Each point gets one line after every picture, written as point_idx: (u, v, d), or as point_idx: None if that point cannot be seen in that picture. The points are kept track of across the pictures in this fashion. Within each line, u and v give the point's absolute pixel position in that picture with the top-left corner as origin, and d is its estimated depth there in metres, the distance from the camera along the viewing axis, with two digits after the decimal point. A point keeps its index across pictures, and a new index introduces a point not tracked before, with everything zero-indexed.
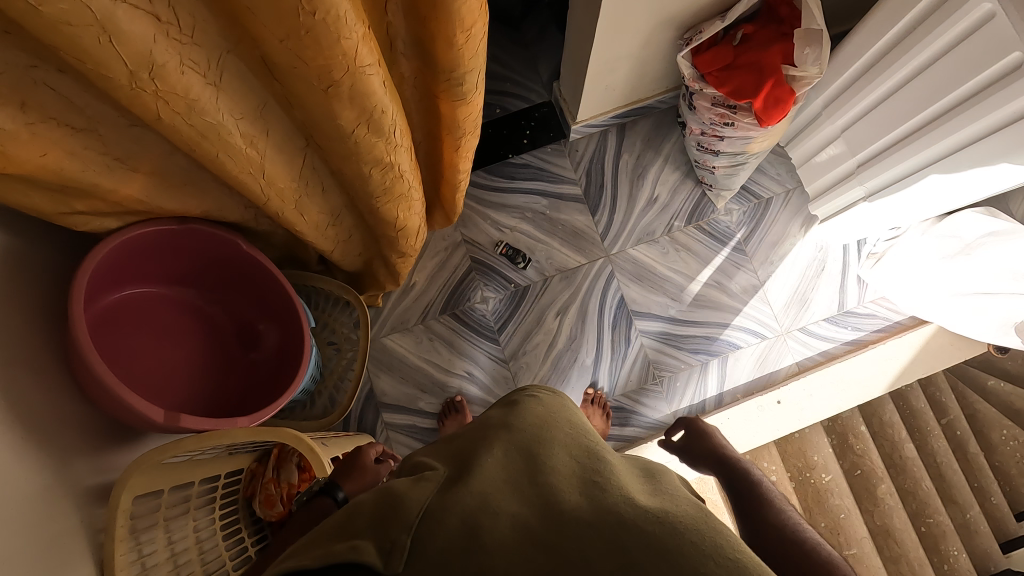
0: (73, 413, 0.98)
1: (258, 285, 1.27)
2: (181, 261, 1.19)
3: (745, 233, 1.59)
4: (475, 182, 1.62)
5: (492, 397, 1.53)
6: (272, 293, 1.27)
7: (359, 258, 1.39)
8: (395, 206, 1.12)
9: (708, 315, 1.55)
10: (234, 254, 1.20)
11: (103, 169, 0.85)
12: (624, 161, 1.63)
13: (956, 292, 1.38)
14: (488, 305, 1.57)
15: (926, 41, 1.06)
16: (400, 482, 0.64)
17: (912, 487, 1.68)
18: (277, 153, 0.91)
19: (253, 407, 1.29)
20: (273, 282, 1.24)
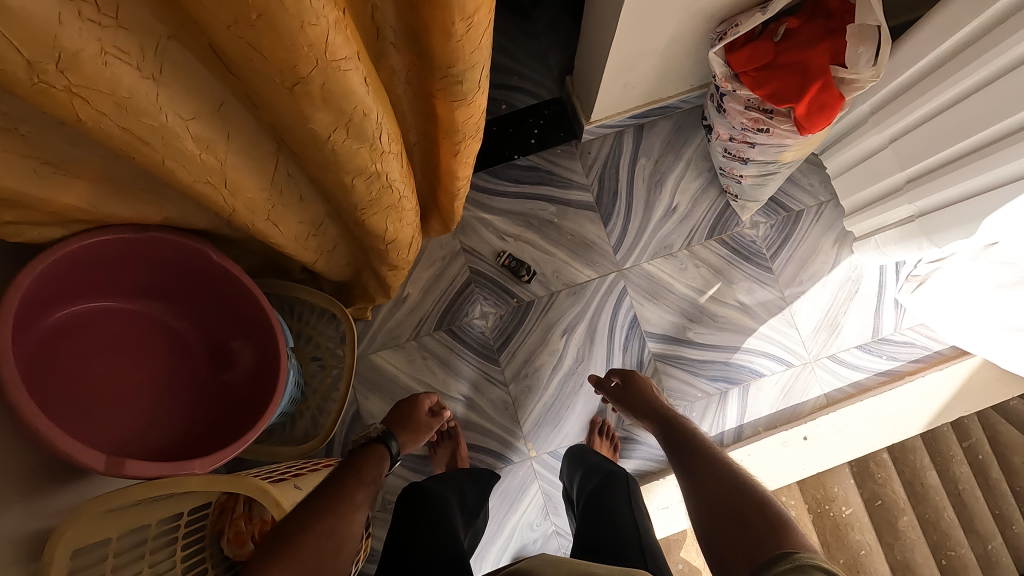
0: (4, 452, 0.85)
1: (231, 298, 1.13)
2: (142, 272, 1.05)
3: (773, 249, 1.45)
4: (477, 185, 1.48)
5: (489, 423, 1.39)
6: (247, 307, 1.13)
7: (346, 268, 1.26)
8: (384, 217, 0.99)
9: (728, 339, 1.41)
10: (203, 265, 1.06)
11: (32, 176, 0.72)
12: (640, 166, 1.49)
13: (1007, 327, 1.18)
14: (487, 321, 1.43)
15: (1001, 47, 0.90)
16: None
17: (933, 517, 1.46)
18: (243, 158, 0.77)
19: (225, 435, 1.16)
20: (248, 296, 1.10)
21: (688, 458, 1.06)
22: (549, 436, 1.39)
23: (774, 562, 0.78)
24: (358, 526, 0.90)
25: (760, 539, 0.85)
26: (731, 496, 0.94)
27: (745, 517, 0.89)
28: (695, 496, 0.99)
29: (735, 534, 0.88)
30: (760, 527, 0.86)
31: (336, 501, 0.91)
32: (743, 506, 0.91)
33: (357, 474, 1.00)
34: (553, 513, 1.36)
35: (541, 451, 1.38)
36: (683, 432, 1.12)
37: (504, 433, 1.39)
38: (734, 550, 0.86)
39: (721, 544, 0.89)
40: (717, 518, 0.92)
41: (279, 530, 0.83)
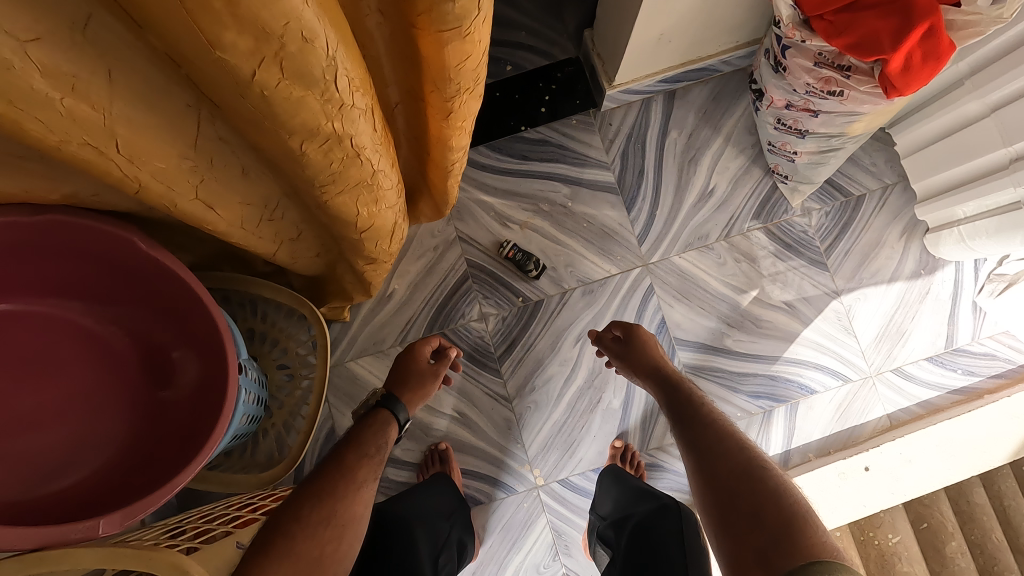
0: None
1: (169, 299, 0.90)
2: (50, 265, 0.82)
3: (829, 241, 1.22)
4: (476, 163, 1.25)
5: (487, 444, 1.17)
6: (189, 310, 0.90)
7: (317, 260, 1.04)
8: (353, 197, 0.75)
9: (774, 348, 1.19)
10: (128, 257, 0.82)
11: None
12: (671, 141, 1.25)
13: None
14: (487, 323, 1.21)
15: None
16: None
17: (980, 539, 1.21)
18: (143, 112, 0.55)
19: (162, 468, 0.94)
20: (189, 297, 0.87)
21: (695, 433, 0.92)
22: (560, 463, 1.17)
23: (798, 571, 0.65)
24: (361, 512, 0.83)
25: (776, 536, 0.71)
26: (743, 483, 0.80)
27: (759, 509, 0.75)
28: (704, 482, 0.85)
29: (747, 529, 0.74)
30: (778, 522, 0.72)
31: (334, 483, 0.83)
32: (757, 495, 0.77)
33: (358, 448, 0.90)
34: (564, 553, 1.15)
35: (550, 480, 1.16)
36: (688, 405, 0.97)
37: (507, 458, 1.17)
38: (747, 548, 0.72)
39: (731, 540, 0.75)
40: (727, 509, 0.79)
41: (273, 522, 0.76)
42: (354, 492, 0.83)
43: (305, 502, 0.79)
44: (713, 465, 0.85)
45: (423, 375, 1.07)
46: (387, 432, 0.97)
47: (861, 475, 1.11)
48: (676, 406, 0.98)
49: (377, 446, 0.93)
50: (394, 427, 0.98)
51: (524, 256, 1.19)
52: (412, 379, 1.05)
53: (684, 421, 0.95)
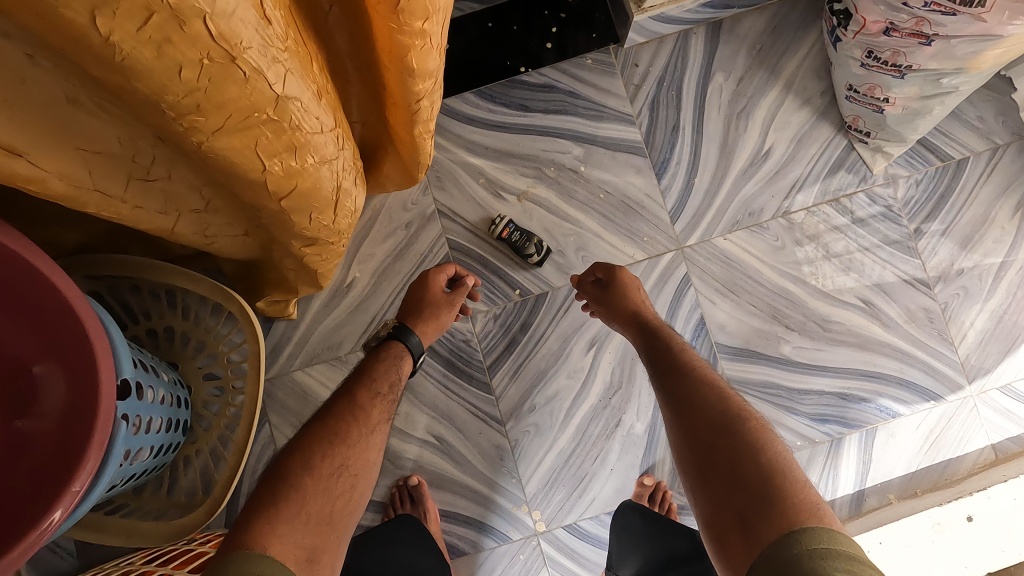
0: None
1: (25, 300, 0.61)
2: None
3: (918, 219, 0.94)
4: (460, 114, 0.96)
5: (472, 479, 0.91)
6: (53, 318, 0.61)
7: (241, 238, 0.77)
8: (250, 141, 0.47)
9: (846, 358, 0.91)
10: None
11: None
12: (716, 89, 0.96)
13: None
14: (474, 323, 0.93)
15: None
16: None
17: None
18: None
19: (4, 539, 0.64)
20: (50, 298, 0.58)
21: (668, 382, 0.74)
22: (566, 504, 0.91)
23: (784, 545, 0.53)
24: (374, 461, 0.70)
25: (758, 497, 0.58)
26: (721, 438, 0.65)
27: (740, 467, 0.62)
28: (678, 434, 0.70)
29: (726, 488, 0.62)
30: (760, 483, 0.60)
31: (345, 429, 0.69)
32: (736, 451, 0.63)
33: (370, 384, 0.75)
34: None
35: (554, 526, 0.90)
36: (664, 347, 0.78)
37: (498, 497, 0.91)
38: (728, 510, 0.60)
39: (707, 499, 0.63)
40: (702, 467, 0.65)
41: (279, 470, 0.63)
42: (367, 438, 0.70)
43: (314, 446, 0.66)
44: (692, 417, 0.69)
45: (438, 306, 0.86)
46: (400, 367, 0.80)
47: (963, 526, 0.83)
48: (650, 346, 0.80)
49: (391, 384, 0.77)
50: (409, 361, 0.81)
51: (522, 236, 0.91)
52: (426, 307, 0.86)
53: (657, 360, 0.78)
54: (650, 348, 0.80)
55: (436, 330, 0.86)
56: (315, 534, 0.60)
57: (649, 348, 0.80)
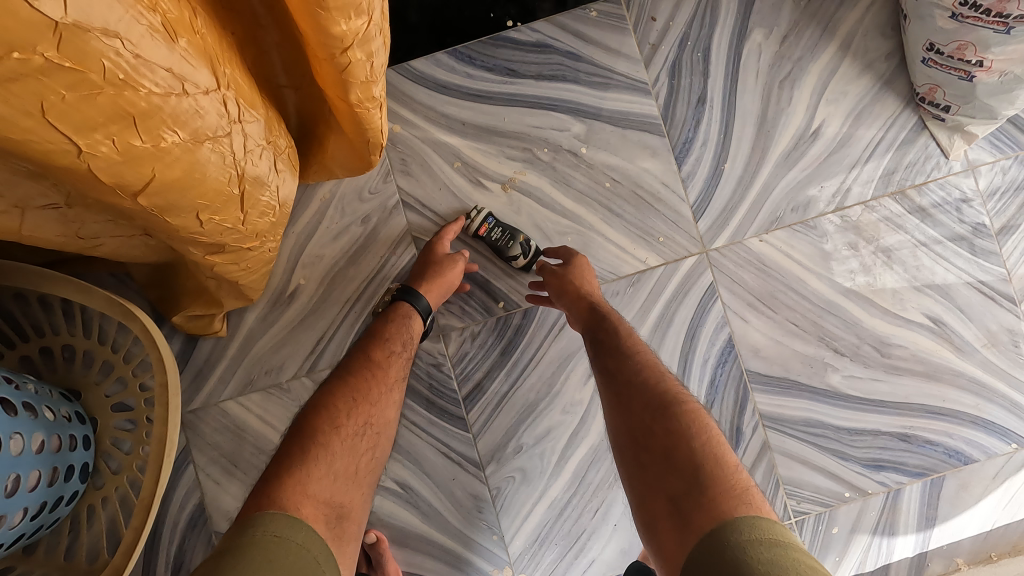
0: None
1: None
2: None
3: (1003, 217, 0.75)
4: (432, 80, 0.77)
5: (442, 536, 0.73)
6: None
7: (136, 236, 0.57)
8: (26, 103, 0.28)
9: (910, 389, 0.73)
10: None
11: None
12: (753, 50, 0.76)
13: None
14: (447, 342, 0.75)
15: None
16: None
17: None
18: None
19: None
20: None
21: (604, 356, 0.60)
22: (559, 566, 0.73)
23: (716, 546, 0.41)
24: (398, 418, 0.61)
25: (693, 484, 0.46)
26: (655, 417, 0.52)
27: (675, 452, 0.49)
28: (609, 412, 0.56)
29: (658, 478, 0.49)
30: (694, 467, 0.47)
31: (371, 383, 0.59)
32: (671, 432, 0.50)
33: (383, 343, 0.63)
34: None
35: None
36: (607, 318, 0.64)
37: (475, 558, 0.73)
38: (658, 505, 0.48)
39: (637, 492, 0.50)
40: (632, 451, 0.52)
41: (302, 424, 0.54)
42: (393, 393, 0.60)
43: (336, 398, 0.57)
44: (627, 394, 0.55)
45: (442, 265, 0.71)
46: (412, 328, 0.67)
47: None
48: (587, 320, 0.64)
49: (405, 342, 0.65)
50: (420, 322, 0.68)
51: (505, 233, 0.73)
52: (430, 267, 0.71)
53: (594, 334, 0.63)
54: (587, 322, 0.64)
55: (444, 290, 0.70)
56: (344, 491, 0.52)
57: (586, 322, 0.64)
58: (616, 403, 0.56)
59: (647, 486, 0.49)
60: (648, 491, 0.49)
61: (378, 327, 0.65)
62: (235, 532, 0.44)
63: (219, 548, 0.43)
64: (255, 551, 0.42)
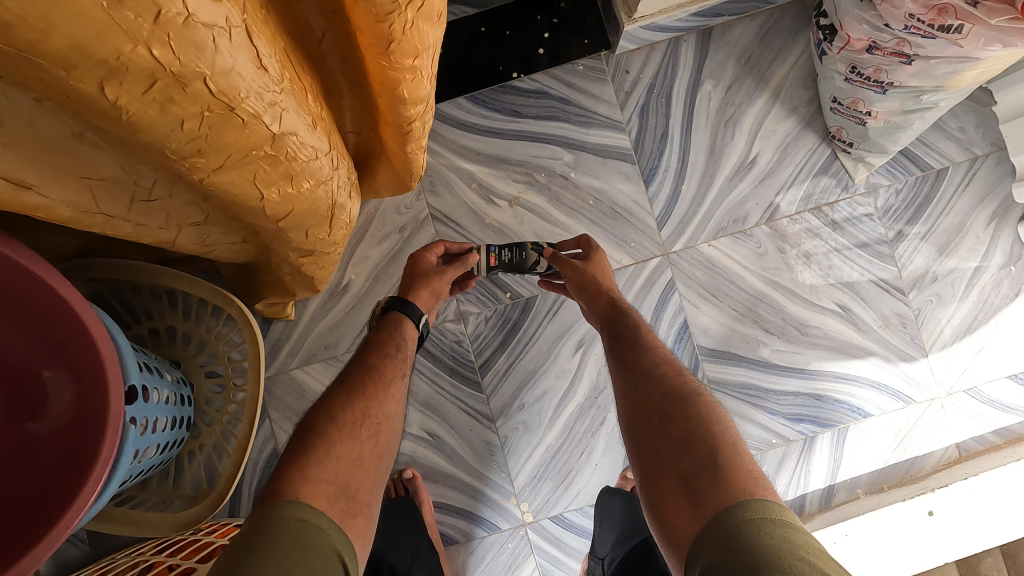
0: None
1: (48, 324, 0.68)
2: None
3: (896, 227, 0.97)
4: (454, 120, 0.98)
5: (464, 475, 0.95)
6: (72, 342, 0.68)
7: (243, 247, 0.78)
8: (246, 175, 0.50)
9: (822, 360, 0.96)
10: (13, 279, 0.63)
11: None
12: (704, 97, 0.98)
13: None
14: (465, 325, 0.97)
15: None
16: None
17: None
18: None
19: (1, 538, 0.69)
20: (77, 326, 0.65)
21: (625, 351, 0.76)
22: (553, 496, 0.95)
23: (730, 516, 0.54)
24: (394, 411, 0.73)
25: (707, 465, 0.60)
26: (675, 408, 0.66)
27: (693, 438, 0.63)
28: (629, 399, 0.71)
29: (677, 458, 0.63)
30: (709, 452, 0.61)
31: (366, 385, 0.72)
32: (689, 420, 0.64)
33: (377, 347, 0.77)
34: None
35: (541, 517, 0.95)
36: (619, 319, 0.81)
37: (487, 488, 0.95)
38: (674, 480, 0.61)
39: (656, 467, 0.64)
40: (655, 434, 0.66)
41: (307, 422, 0.67)
42: (386, 390, 0.72)
43: (334, 401, 0.69)
44: (649, 384, 0.70)
45: (428, 275, 0.86)
46: (403, 332, 0.81)
47: (925, 521, 0.88)
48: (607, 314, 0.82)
49: (397, 344, 0.79)
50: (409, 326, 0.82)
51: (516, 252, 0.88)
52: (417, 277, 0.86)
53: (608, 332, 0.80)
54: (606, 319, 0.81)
55: (429, 298, 0.85)
56: (345, 478, 0.63)
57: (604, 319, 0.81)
58: (639, 393, 0.70)
59: (666, 463, 0.63)
60: (670, 468, 0.63)
61: (375, 339, 0.79)
62: (256, 514, 0.56)
63: (254, 524, 0.55)
64: (271, 524, 0.54)
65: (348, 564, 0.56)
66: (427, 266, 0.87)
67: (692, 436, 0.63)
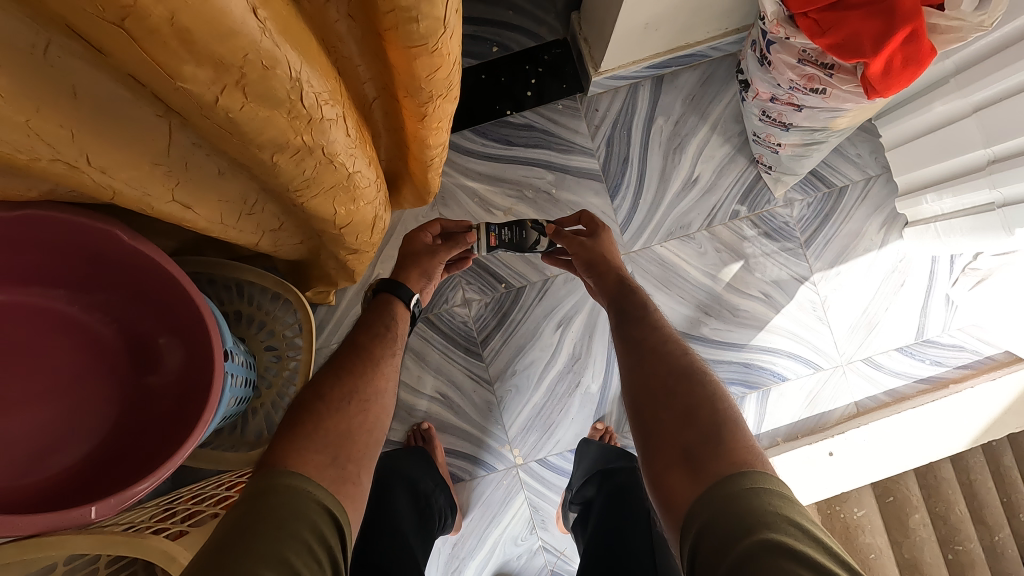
0: None
1: (170, 304, 0.92)
2: (49, 261, 0.84)
3: (808, 232, 1.23)
4: (460, 147, 1.24)
5: (469, 427, 1.21)
6: (187, 317, 0.92)
7: (300, 248, 1.03)
8: (330, 199, 0.75)
9: (750, 336, 1.22)
10: (148, 271, 0.87)
11: None
12: (657, 129, 1.24)
13: None
14: (470, 309, 1.23)
15: None
16: (301, 556, 0.60)
17: (943, 511, 1.37)
18: (48, 98, 0.48)
19: (134, 466, 0.93)
20: (193, 308, 0.89)
21: (630, 327, 0.93)
22: (539, 443, 1.22)
23: (728, 479, 0.66)
24: (383, 389, 0.88)
25: (706, 436, 0.73)
26: (678, 387, 0.80)
27: (692, 412, 0.76)
28: (636, 375, 0.86)
29: (678, 429, 0.76)
30: (707, 425, 0.74)
31: (359, 362, 0.87)
32: (690, 396, 0.79)
33: (368, 329, 0.94)
34: (541, 527, 1.20)
35: (529, 459, 1.21)
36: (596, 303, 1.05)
37: (488, 437, 1.21)
38: (675, 448, 0.74)
39: (659, 436, 0.77)
40: (658, 406, 0.80)
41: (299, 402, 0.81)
42: (373, 372, 0.87)
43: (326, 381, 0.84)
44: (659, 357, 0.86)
45: (420, 254, 1.06)
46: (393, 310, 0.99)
47: (825, 459, 1.15)
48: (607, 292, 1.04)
49: (384, 324, 0.96)
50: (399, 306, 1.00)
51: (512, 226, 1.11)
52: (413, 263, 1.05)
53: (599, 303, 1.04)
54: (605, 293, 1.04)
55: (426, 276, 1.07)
56: (335, 446, 0.75)
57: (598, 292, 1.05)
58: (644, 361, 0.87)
59: (671, 428, 0.76)
60: (678, 440, 0.74)
61: (367, 322, 0.96)
62: (254, 482, 0.68)
63: (252, 488, 0.67)
64: (264, 488, 0.65)
65: (334, 517, 0.67)
66: (420, 246, 1.07)
67: (695, 407, 0.77)
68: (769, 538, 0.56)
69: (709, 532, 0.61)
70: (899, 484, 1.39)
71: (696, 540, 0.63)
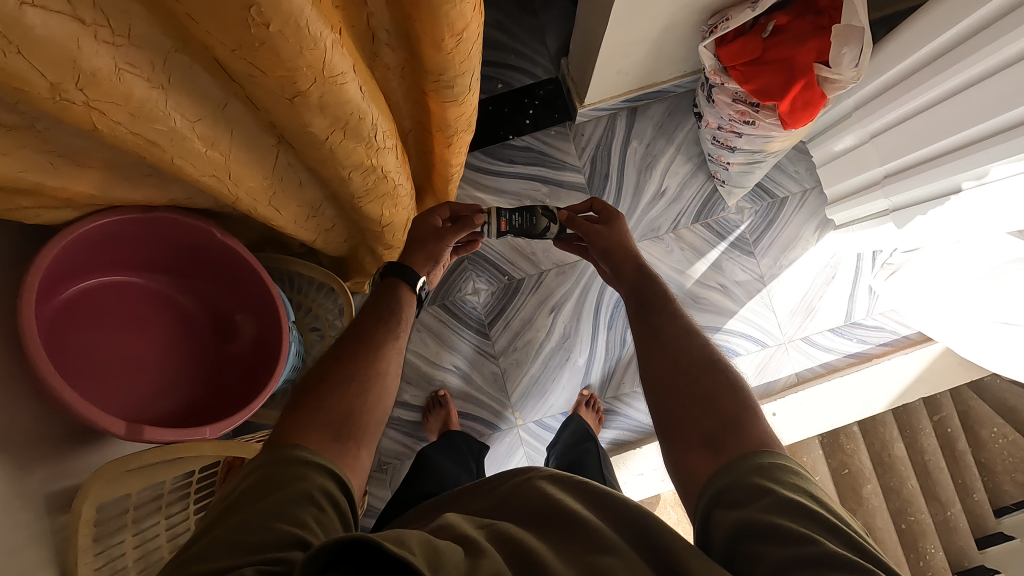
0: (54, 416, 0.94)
1: (247, 287, 1.19)
2: (164, 252, 1.11)
3: (755, 234, 1.51)
4: (471, 165, 1.51)
5: (478, 394, 1.47)
6: (261, 298, 1.18)
7: (345, 246, 1.29)
8: (379, 204, 1.03)
9: (711, 319, 1.48)
10: (236, 261, 1.14)
11: (64, 172, 0.76)
12: (631, 150, 1.52)
13: (953, 314, 1.28)
14: (479, 297, 1.50)
15: (961, 65, 0.94)
16: (310, 505, 0.71)
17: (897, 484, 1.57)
18: (221, 134, 0.74)
19: (219, 415, 1.18)
20: (266, 292, 1.16)
21: (651, 316, 1.04)
22: (535, 407, 1.48)
23: (753, 453, 0.74)
24: (386, 368, 0.98)
25: (727, 420, 0.82)
26: (700, 373, 0.90)
27: (712, 398, 0.86)
28: (658, 358, 0.96)
29: (699, 415, 0.85)
30: (730, 412, 0.83)
31: (361, 348, 0.99)
32: (710, 385, 0.88)
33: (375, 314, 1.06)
34: None
35: (528, 421, 1.47)
36: None
37: (493, 402, 1.47)
38: (697, 430, 0.83)
39: (680, 414, 0.87)
40: (679, 392, 0.89)
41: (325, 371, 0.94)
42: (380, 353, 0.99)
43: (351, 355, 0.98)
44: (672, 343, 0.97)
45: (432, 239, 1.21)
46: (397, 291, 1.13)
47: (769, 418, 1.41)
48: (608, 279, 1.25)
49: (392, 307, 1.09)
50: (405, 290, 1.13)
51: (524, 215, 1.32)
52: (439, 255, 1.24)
53: None
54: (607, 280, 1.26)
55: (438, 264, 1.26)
56: (338, 424, 0.86)
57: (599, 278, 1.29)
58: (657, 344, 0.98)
59: (695, 410, 0.85)
60: (704, 423, 0.83)
61: (373, 306, 1.09)
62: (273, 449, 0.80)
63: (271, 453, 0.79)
64: (277, 454, 0.78)
65: (341, 479, 0.78)
66: (429, 230, 1.20)
67: (715, 397, 0.86)
68: (785, 497, 0.65)
69: (727, 492, 0.70)
70: (852, 456, 1.62)
71: (714, 498, 0.71)
